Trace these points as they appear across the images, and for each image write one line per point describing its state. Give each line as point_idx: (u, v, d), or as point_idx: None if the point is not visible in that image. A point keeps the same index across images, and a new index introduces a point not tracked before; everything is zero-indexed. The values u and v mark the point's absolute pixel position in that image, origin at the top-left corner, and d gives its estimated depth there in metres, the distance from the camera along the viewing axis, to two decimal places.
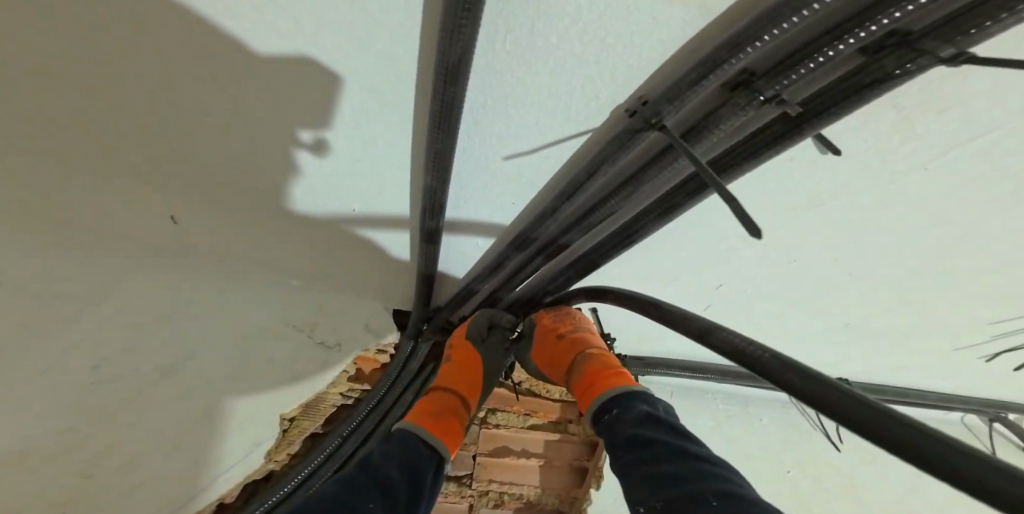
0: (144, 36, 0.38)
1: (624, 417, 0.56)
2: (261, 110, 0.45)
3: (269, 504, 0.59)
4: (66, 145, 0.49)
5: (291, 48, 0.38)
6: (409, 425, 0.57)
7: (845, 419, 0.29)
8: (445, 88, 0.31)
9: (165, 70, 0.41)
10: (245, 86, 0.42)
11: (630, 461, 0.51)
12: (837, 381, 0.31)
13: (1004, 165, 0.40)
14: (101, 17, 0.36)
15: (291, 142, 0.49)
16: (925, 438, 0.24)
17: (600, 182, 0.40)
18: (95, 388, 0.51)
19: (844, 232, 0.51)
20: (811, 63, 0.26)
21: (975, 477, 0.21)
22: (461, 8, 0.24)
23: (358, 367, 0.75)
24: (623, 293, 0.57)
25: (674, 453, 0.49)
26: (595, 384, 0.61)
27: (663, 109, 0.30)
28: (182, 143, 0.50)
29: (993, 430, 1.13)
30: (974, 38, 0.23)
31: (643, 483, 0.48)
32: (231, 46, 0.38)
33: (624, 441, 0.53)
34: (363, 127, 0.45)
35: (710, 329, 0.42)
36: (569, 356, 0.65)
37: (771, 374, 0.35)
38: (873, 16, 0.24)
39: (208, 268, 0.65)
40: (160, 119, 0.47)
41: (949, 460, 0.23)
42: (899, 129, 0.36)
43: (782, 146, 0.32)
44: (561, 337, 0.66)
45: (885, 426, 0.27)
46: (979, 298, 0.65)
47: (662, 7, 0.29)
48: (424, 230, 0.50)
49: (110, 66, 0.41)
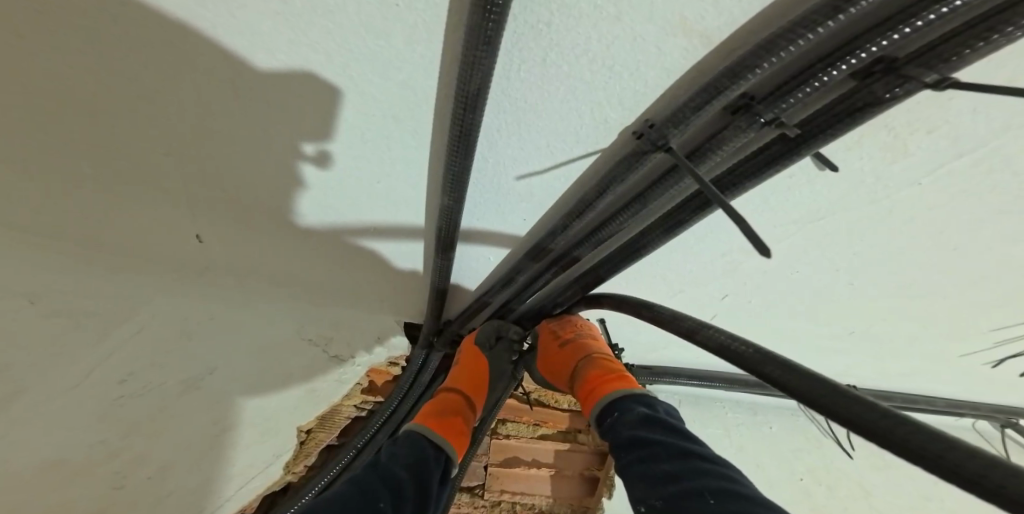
0: (143, 46, 0.37)
1: (624, 419, 0.57)
2: (278, 138, 0.46)
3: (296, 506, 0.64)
4: (73, 169, 0.49)
5: (295, 63, 0.37)
6: (416, 426, 0.58)
7: (824, 409, 0.31)
8: (463, 114, 0.33)
9: (188, 100, 0.42)
10: (265, 115, 0.43)
11: (629, 461, 0.52)
12: (814, 371, 0.34)
13: (997, 182, 0.42)
14: (104, 36, 0.36)
15: (293, 155, 0.49)
16: (904, 428, 0.26)
17: (609, 199, 0.42)
18: (124, 402, 0.55)
19: (844, 244, 0.53)
20: (807, 87, 0.28)
21: (951, 464, 0.24)
22: (481, 42, 0.26)
23: (370, 379, 0.81)
24: (622, 300, 0.58)
25: (672, 452, 0.50)
26: (598, 388, 0.62)
27: (669, 132, 0.33)
28: (181, 154, 0.49)
29: (1006, 435, 1.13)
30: (956, 65, 0.25)
31: (643, 483, 0.49)
32: (245, 69, 0.38)
33: (624, 441, 0.54)
34: (378, 148, 0.47)
35: (698, 329, 0.44)
36: (569, 363, 0.66)
37: (751, 365, 0.37)
38: (861, 45, 0.26)
39: (232, 290, 0.69)
40: (176, 142, 0.47)
41: (929, 446, 0.25)
42: (895, 145, 0.38)
43: (782, 165, 0.34)
44: (563, 344, 0.67)
45: (867, 416, 0.28)
46: (982, 307, 0.66)
47: (666, 40, 0.31)
48: (439, 245, 0.52)
49: (112, 82, 0.40)
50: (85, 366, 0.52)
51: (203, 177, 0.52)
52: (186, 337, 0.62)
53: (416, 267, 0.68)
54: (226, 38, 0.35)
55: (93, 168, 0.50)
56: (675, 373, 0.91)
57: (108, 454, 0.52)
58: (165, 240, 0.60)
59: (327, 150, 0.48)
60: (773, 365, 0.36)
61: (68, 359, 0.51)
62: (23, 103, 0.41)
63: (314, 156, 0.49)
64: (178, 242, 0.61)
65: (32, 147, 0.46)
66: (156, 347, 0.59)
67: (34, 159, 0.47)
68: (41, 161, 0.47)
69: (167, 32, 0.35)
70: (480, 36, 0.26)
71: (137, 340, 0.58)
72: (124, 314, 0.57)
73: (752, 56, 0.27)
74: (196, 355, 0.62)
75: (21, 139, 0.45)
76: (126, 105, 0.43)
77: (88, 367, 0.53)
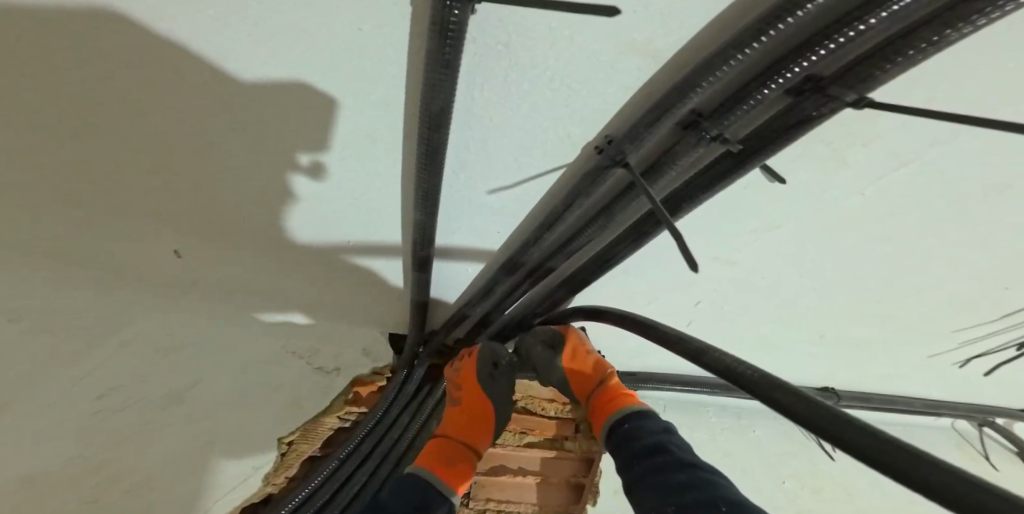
0: (134, 39, 0.35)
1: (643, 430, 0.57)
2: (274, 149, 0.47)
3: (293, 504, 0.66)
4: (63, 180, 0.49)
5: (270, 75, 0.38)
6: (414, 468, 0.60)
7: (836, 440, 0.29)
8: (429, 134, 0.34)
9: (176, 106, 0.42)
10: (269, 117, 0.43)
11: (642, 470, 0.52)
12: (829, 405, 0.31)
13: (942, 194, 0.44)
14: (98, 47, 0.35)
15: (291, 166, 0.50)
16: (905, 455, 0.25)
17: (577, 213, 0.43)
18: (111, 414, 0.57)
19: (807, 253, 0.55)
20: (745, 105, 0.30)
21: (942, 488, 0.23)
22: (441, 66, 0.28)
23: (355, 392, 0.80)
24: (619, 313, 0.59)
25: (684, 464, 0.50)
26: (618, 399, 0.64)
27: (626, 148, 0.34)
28: (172, 153, 0.47)
29: (985, 435, 1.15)
30: (870, 84, 0.26)
31: (656, 493, 0.49)
32: (231, 81, 0.39)
33: (640, 452, 0.54)
34: (374, 159, 0.48)
35: (703, 351, 0.43)
36: (596, 373, 0.68)
37: (759, 392, 0.36)
38: (788, 64, 0.27)
39: (215, 304, 0.71)
40: (174, 141, 0.46)
41: (931, 478, 0.23)
42: (836, 159, 0.40)
43: (731, 179, 0.36)
44: (589, 354, 0.70)
45: (873, 447, 0.27)
46: (950, 309, 0.68)
47: (619, 59, 0.33)
48: (415, 261, 0.54)
49: (104, 83, 0.39)
50: (73, 376, 0.55)
51: (191, 187, 0.52)
52: (170, 352, 0.65)
53: (400, 283, 0.70)
54: (205, 52, 0.36)
55: (79, 184, 0.50)
56: (659, 378, 0.92)
57: (94, 466, 0.54)
58: (148, 256, 0.62)
59: (323, 160, 0.48)
60: (778, 390, 0.34)
61: (56, 372, 0.53)
62: (20, 107, 0.40)
63: (309, 166, 0.50)
64: (159, 255, 0.62)
65: (27, 153, 0.45)
66: (137, 361, 0.61)
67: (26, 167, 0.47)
68: (33, 167, 0.47)
69: (159, 39, 0.35)
70: (439, 60, 0.27)
71: (123, 351, 0.60)
72: (112, 328, 0.60)
73: (692, 75, 0.28)
74: (179, 368, 0.65)
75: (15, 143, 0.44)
76: (131, 103, 0.41)
77: (68, 384, 0.54)
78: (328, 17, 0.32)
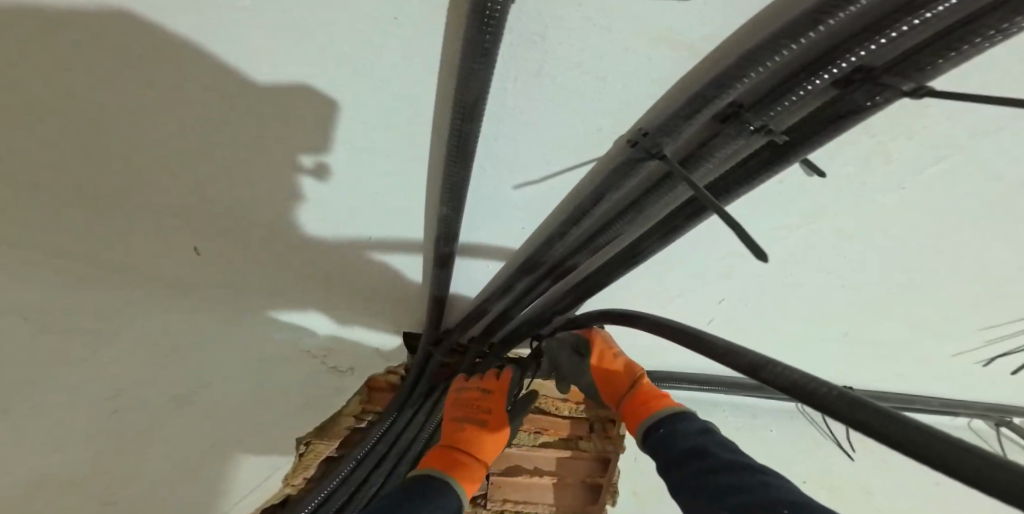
0: (138, 36, 0.33)
1: (680, 431, 0.56)
2: (278, 152, 0.46)
3: (313, 504, 0.69)
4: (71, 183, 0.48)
5: (284, 75, 0.37)
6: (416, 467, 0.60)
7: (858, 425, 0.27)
8: (461, 124, 0.33)
9: (185, 107, 0.41)
10: (269, 115, 0.41)
11: (686, 472, 0.51)
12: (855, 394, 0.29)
13: (975, 190, 0.43)
14: (101, 48, 0.34)
15: (291, 168, 0.49)
16: (937, 442, 0.22)
17: (607, 206, 0.42)
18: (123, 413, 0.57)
19: (831, 250, 0.54)
20: (791, 97, 0.29)
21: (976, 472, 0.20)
22: (478, 55, 0.26)
23: (369, 391, 0.84)
24: (634, 315, 0.58)
25: (728, 463, 0.48)
26: (650, 403, 0.63)
27: (662, 140, 0.33)
28: (176, 155, 0.47)
29: (1001, 435, 1.14)
30: (929, 74, 0.25)
31: (703, 496, 0.47)
32: (241, 81, 0.38)
33: (681, 454, 0.53)
34: (379, 159, 0.47)
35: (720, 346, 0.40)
36: (628, 376, 0.68)
37: (779, 382, 0.33)
38: (843, 54, 0.26)
39: (224, 295, 0.68)
40: (180, 139, 0.45)
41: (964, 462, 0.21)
42: (876, 151, 0.39)
43: (773, 170, 0.35)
44: (618, 357, 0.70)
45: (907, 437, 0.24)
46: (976, 306, 0.67)
47: (654, 51, 0.32)
48: (437, 258, 0.53)
49: (109, 80, 0.38)
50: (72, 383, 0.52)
51: (195, 192, 0.52)
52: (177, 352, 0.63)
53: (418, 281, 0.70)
54: (217, 50, 0.35)
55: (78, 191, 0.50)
56: (676, 378, 0.91)
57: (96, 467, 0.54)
58: (165, 252, 0.60)
59: (325, 160, 0.47)
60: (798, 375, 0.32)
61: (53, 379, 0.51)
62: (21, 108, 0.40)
63: (313, 168, 0.49)
64: (180, 251, 0.60)
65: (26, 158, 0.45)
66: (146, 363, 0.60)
67: (26, 171, 0.46)
68: (37, 170, 0.46)
69: (166, 39, 0.34)
70: (478, 48, 0.26)
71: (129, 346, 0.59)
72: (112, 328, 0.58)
73: (738, 65, 0.27)
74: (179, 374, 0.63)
75: (15, 144, 0.43)
76: (135, 103, 0.40)
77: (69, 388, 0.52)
78: (349, 18, 0.31)
